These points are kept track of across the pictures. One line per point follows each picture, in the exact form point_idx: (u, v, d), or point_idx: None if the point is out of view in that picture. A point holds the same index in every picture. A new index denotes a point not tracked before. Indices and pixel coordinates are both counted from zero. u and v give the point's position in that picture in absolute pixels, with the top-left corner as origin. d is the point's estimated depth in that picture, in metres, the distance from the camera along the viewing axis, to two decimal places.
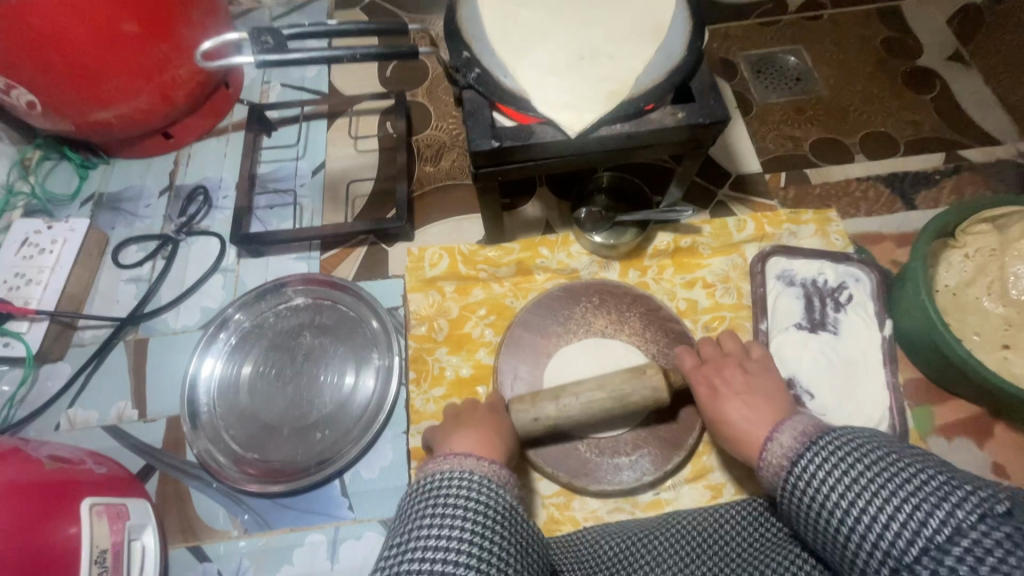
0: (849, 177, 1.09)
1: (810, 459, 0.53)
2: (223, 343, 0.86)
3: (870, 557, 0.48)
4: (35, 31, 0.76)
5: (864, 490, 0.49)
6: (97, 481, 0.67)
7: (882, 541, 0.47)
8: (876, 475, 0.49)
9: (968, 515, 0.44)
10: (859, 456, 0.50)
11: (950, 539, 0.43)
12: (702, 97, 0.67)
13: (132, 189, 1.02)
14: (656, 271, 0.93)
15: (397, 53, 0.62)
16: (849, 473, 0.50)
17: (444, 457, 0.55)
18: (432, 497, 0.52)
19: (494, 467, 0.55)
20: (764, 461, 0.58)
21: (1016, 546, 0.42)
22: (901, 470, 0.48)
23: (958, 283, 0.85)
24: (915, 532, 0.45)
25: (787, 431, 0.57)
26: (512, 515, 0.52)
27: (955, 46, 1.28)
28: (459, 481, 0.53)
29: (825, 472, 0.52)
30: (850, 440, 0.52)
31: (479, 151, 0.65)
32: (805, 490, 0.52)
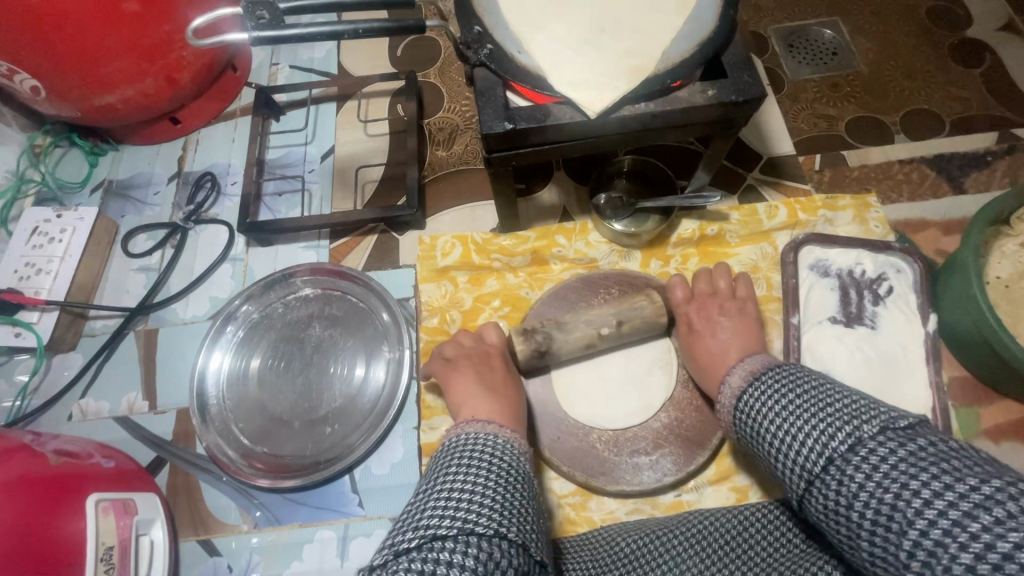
0: (891, 159, 1.01)
1: (750, 388, 0.56)
2: (232, 335, 0.84)
3: (791, 474, 0.49)
4: (36, 13, 0.73)
5: (788, 412, 0.51)
6: (104, 476, 0.66)
7: (797, 456, 0.48)
8: (802, 402, 0.51)
9: (872, 428, 0.45)
10: (793, 388, 0.53)
11: (853, 450, 0.45)
12: (735, 72, 0.61)
13: (140, 176, 1.01)
14: (680, 261, 0.87)
15: (403, 28, 0.58)
16: (781, 401, 0.53)
17: (473, 421, 0.57)
18: (461, 451, 0.52)
19: (513, 436, 0.55)
20: (719, 401, 0.61)
21: (911, 456, 0.42)
22: (826, 394, 0.50)
23: (1011, 274, 0.78)
24: (823, 445, 0.46)
25: (738, 372, 0.59)
26: (531, 483, 0.51)
27: (1010, 15, 1.18)
28: (485, 441, 0.53)
29: (762, 401, 0.54)
30: (792, 374, 0.54)
31: (492, 135, 0.60)
32: (745, 418, 0.55)
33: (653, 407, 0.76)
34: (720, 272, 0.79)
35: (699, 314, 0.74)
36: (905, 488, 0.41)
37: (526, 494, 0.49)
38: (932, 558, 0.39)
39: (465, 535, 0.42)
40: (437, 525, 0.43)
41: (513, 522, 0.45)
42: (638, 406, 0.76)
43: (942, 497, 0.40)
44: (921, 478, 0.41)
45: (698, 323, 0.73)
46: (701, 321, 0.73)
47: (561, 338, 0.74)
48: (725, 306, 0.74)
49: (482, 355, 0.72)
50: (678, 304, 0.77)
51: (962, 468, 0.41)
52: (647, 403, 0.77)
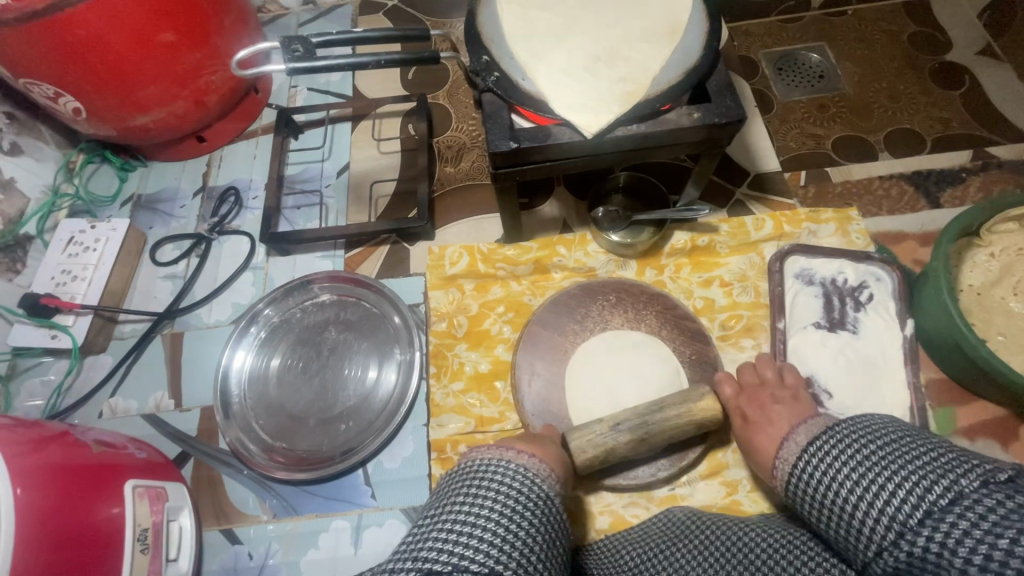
0: (872, 176, 1.07)
1: (822, 440, 0.58)
2: (254, 336, 0.89)
3: (876, 526, 0.49)
4: (84, 43, 0.80)
5: (872, 465, 0.52)
6: (139, 466, 0.72)
7: (887, 508, 0.49)
8: (884, 457, 0.52)
9: (972, 482, 0.45)
10: (873, 441, 0.54)
11: (953, 501, 0.45)
12: (718, 97, 0.68)
13: (167, 190, 1.08)
14: (673, 270, 0.93)
15: (420, 58, 0.65)
16: (861, 454, 0.54)
17: (489, 445, 0.59)
18: (472, 477, 0.56)
19: (534, 460, 0.58)
20: (783, 452, 0.62)
21: (1021, 509, 0.42)
22: (914, 447, 0.51)
23: (983, 282, 0.84)
24: (920, 496, 0.47)
25: (802, 431, 0.62)
26: (541, 506, 0.54)
27: (985, 40, 1.26)
28: (501, 469, 0.56)
29: (839, 453, 0.56)
30: (865, 429, 0.56)
31: (498, 152, 0.67)
32: (819, 470, 0.57)
33: (669, 444, 0.79)
34: (765, 362, 0.79)
35: (751, 405, 0.74)
36: (1021, 537, 0.41)
37: (537, 521, 0.53)
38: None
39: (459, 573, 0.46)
40: (434, 561, 0.47)
41: (511, 556, 0.49)
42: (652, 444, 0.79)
43: None
44: None
45: (751, 414, 0.73)
46: (755, 410, 0.72)
47: None
48: (777, 395, 0.74)
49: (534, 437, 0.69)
50: (729, 397, 0.77)
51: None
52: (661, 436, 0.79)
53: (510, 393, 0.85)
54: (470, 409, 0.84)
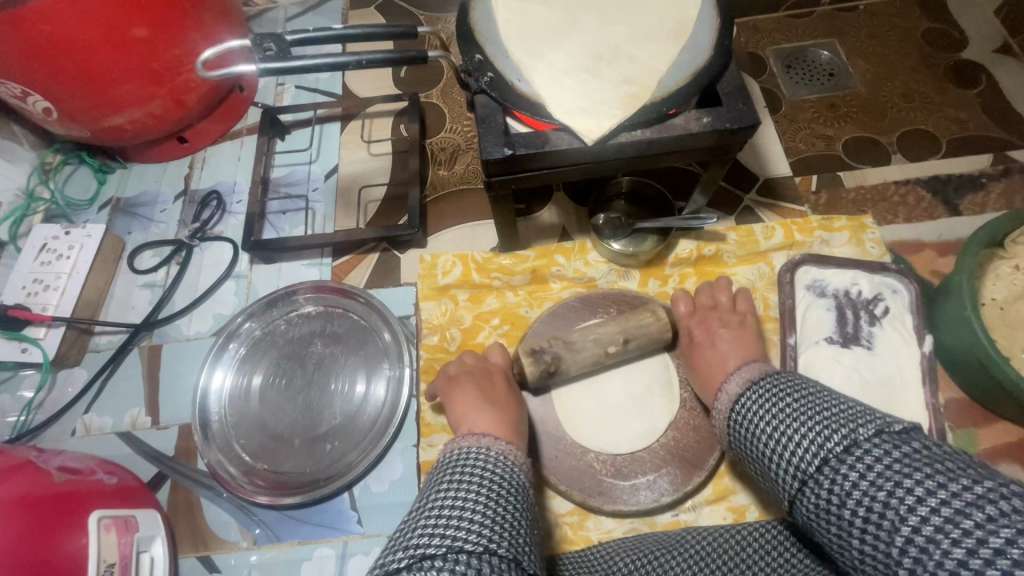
0: (887, 181, 1.02)
1: (747, 394, 0.57)
2: (233, 353, 0.85)
3: (785, 476, 0.50)
4: (49, 38, 0.75)
5: (785, 417, 0.52)
6: (106, 493, 0.67)
7: (793, 458, 0.49)
8: (797, 407, 0.52)
9: (868, 432, 0.46)
10: (790, 392, 0.54)
11: (849, 451, 0.45)
12: (729, 101, 0.63)
13: (147, 194, 1.03)
14: (678, 280, 0.88)
15: (406, 58, 0.60)
16: (777, 404, 0.54)
17: (466, 434, 0.57)
18: (458, 464, 0.53)
19: (509, 447, 0.56)
20: (715, 406, 0.61)
21: (906, 457, 0.43)
22: (825, 398, 0.51)
23: (1006, 296, 0.79)
24: (818, 446, 0.47)
25: (735, 380, 0.60)
26: (522, 493, 0.52)
27: (1003, 37, 1.20)
28: (479, 454, 0.54)
29: (760, 405, 0.55)
30: (785, 380, 0.55)
31: (492, 160, 0.62)
32: (740, 423, 0.56)
33: (657, 431, 0.76)
34: (720, 286, 0.81)
35: (699, 325, 0.75)
36: (900, 486, 0.42)
37: (520, 510, 0.49)
38: (922, 555, 0.39)
39: (455, 554, 0.43)
40: (426, 545, 0.44)
41: (504, 536, 0.45)
42: (641, 432, 0.76)
43: (936, 496, 0.40)
44: (918, 476, 0.42)
45: (698, 336, 0.74)
46: (701, 331, 0.74)
47: (571, 354, 0.74)
48: (725, 319, 0.75)
49: (484, 371, 0.73)
50: (681, 315, 0.78)
51: (957, 468, 0.42)
52: (651, 428, 0.77)
53: None
54: None
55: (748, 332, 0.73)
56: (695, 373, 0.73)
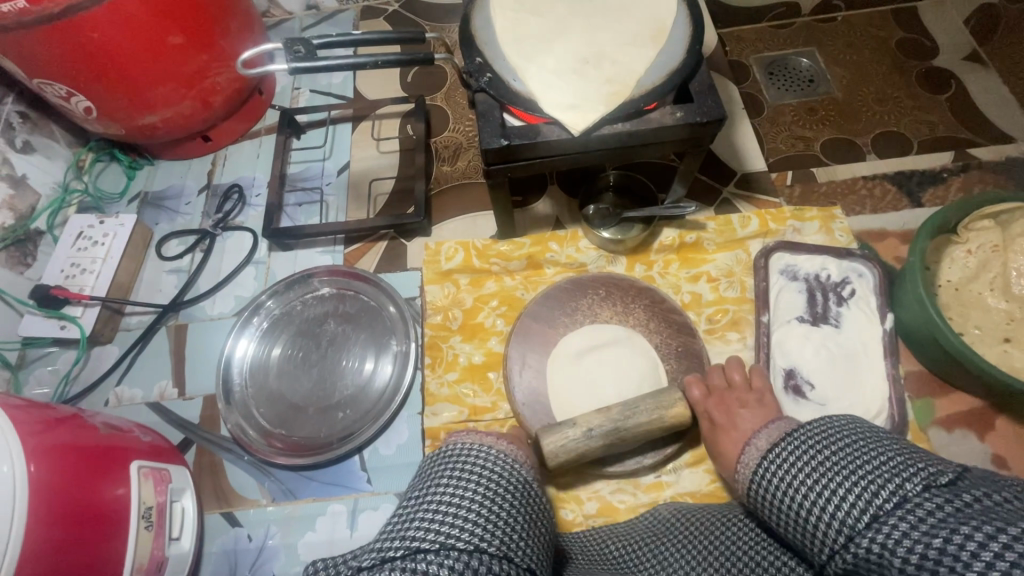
0: (857, 176, 1.10)
1: (780, 446, 0.60)
2: (256, 327, 0.93)
3: (828, 529, 0.51)
4: (97, 44, 0.84)
5: (824, 469, 0.54)
6: (142, 449, 0.75)
7: (837, 513, 0.50)
8: (835, 460, 0.54)
9: (915, 486, 0.47)
10: (825, 445, 0.56)
11: (897, 503, 0.47)
12: (700, 98, 0.71)
13: (173, 188, 1.11)
14: (662, 265, 0.96)
15: (415, 59, 0.68)
16: (815, 459, 0.56)
17: (467, 432, 0.63)
18: (454, 459, 0.59)
19: (509, 445, 0.61)
20: (744, 457, 0.64)
21: (959, 510, 0.44)
22: (863, 450, 0.53)
23: (960, 278, 0.86)
24: (866, 499, 0.49)
25: (764, 435, 0.63)
26: (522, 488, 0.58)
27: (970, 45, 1.29)
28: (476, 451, 0.60)
29: (796, 457, 0.57)
30: (821, 433, 0.58)
31: (490, 149, 0.70)
32: (776, 476, 0.58)
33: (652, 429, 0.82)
34: (733, 365, 0.82)
35: (719, 409, 0.76)
36: (955, 535, 0.42)
37: (512, 505, 0.55)
38: None
39: (446, 549, 0.48)
40: (421, 537, 0.49)
41: (496, 536, 0.51)
42: None
43: (995, 542, 0.41)
44: (970, 527, 0.42)
45: (719, 418, 0.76)
46: (722, 415, 0.76)
47: None
48: (744, 399, 0.77)
49: (505, 437, 0.74)
50: (698, 400, 0.79)
51: (1007, 517, 0.42)
52: None
53: (503, 383, 0.88)
54: (464, 398, 0.87)
55: (766, 411, 0.76)
56: (716, 449, 0.76)
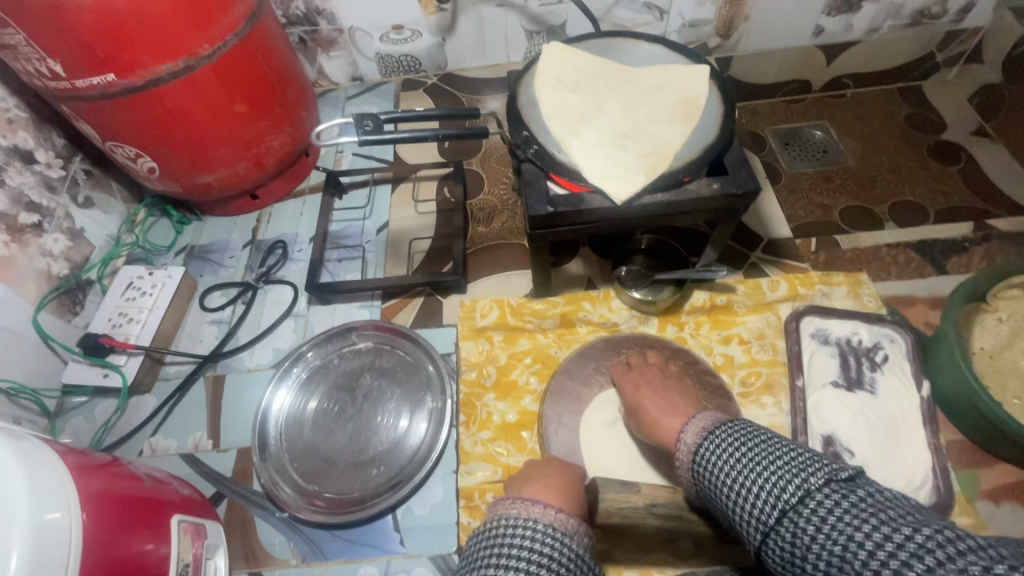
0: (879, 243, 1.14)
1: (708, 441, 0.62)
2: (295, 377, 0.94)
3: (749, 525, 0.54)
4: (169, 112, 0.91)
5: (739, 464, 0.57)
6: (179, 501, 0.75)
7: (755, 507, 0.53)
8: (752, 454, 0.56)
9: (818, 481, 0.50)
10: (743, 440, 0.58)
11: (803, 501, 0.49)
12: (735, 170, 0.76)
13: (219, 242, 1.16)
14: (693, 326, 0.98)
15: (469, 133, 0.74)
16: (735, 451, 0.58)
17: (514, 501, 0.56)
18: (501, 537, 0.53)
19: (559, 516, 0.55)
20: (679, 454, 0.66)
21: (854, 507, 0.47)
22: (772, 446, 0.56)
23: (994, 346, 0.87)
24: (776, 497, 0.51)
25: (693, 428, 0.65)
26: (577, 570, 0.52)
27: (978, 121, 1.35)
28: (526, 527, 0.53)
29: (717, 451, 0.60)
30: (741, 430, 0.60)
31: (536, 215, 0.74)
32: (703, 471, 0.61)
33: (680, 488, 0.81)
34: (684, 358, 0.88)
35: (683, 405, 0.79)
36: (850, 539, 0.45)
37: None
38: None
39: None
40: None
41: None
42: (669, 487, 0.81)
43: (884, 548, 0.44)
44: (864, 528, 0.45)
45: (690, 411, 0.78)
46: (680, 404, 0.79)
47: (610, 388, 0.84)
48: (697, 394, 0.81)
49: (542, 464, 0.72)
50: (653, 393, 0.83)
51: (898, 517, 0.45)
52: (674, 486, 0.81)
53: (537, 443, 0.87)
54: (498, 457, 0.87)
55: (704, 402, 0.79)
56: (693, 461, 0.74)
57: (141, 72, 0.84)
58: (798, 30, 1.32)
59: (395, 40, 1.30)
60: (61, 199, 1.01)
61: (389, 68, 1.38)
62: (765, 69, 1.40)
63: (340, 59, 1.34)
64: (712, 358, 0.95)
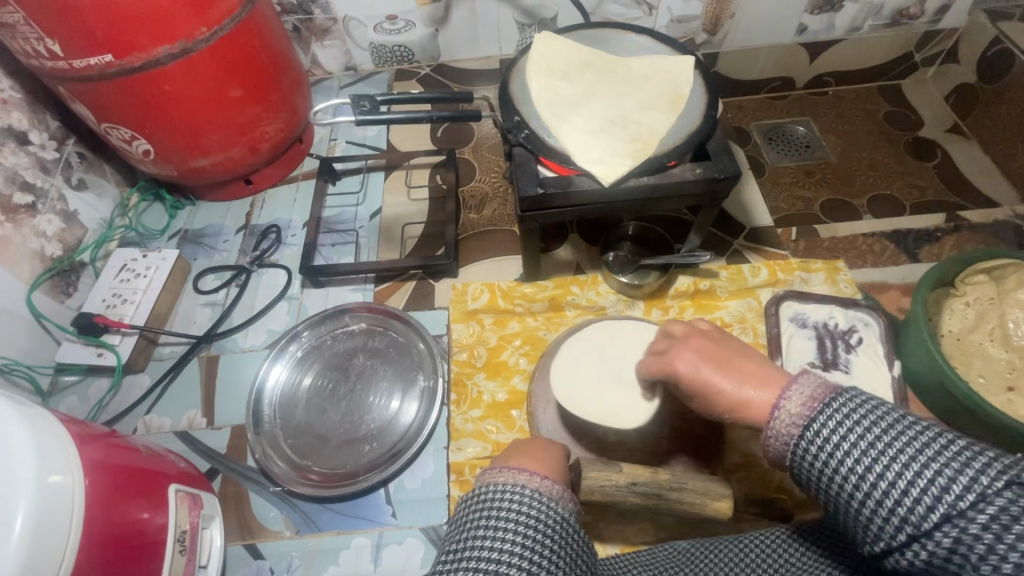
0: (857, 233, 1.18)
1: (819, 419, 0.46)
2: (290, 356, 0.96)
3: (884, 526, 0.41)
4: (165, 94, 0.92)
5: (872, 452, 0.42)
6: (176, 473, 0.76)
7: (898, 507, 0.40)
8: (892, 438, 0.42)
9: (999, 481, 0.37)
10: (876, 422, 0.43)
11: (976, 506, 0.37)
12: (717, 156, 0.79)
13: (213, 227, 1.18)
14: (677, 310, 1.01)
15: (462, 116, 0.76)
16: (866, 436, 0.43)
17: (501, 469, 0.58)
18: (491, 501, 0.55)
19: (545, 482, 0.57)
20: (770, 430, 0.49)
21: None
22: (924, 435, 0.41)
23: (961, 329, 0.92)
24: (937, 498, 0.39)
25: (795, 397, 0.48)
26: (562, 531, 0.54)
27: (952, 120, 1.40)
28: (509, 495, 0.55)
29: (836, 435, 0.44)
30: (866, 406, 0.45)
31: (526, 197, 0.77)
32: (811, 455, 0.46)
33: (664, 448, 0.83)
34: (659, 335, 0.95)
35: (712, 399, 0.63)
36: None
37: (557, 550, 0.52)
38: None
39: None
40: None
41: None
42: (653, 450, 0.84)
43: None
44: None
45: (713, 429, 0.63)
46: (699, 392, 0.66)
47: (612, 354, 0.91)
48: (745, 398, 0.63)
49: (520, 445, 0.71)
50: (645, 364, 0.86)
51: None
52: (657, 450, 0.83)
53: (526, 420, 0.90)
54: (487, 434, 0.89)
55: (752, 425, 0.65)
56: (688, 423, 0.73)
57: (137, 53, 0.86)
58: (782, 27, 1.35)
59: (389, 30, 1.32)
60: (55, 181, 1.02)
61: (383, 58, 1.40)
62: (751, 66, 1.44)
63: (334, 48, 1.36)
64: None
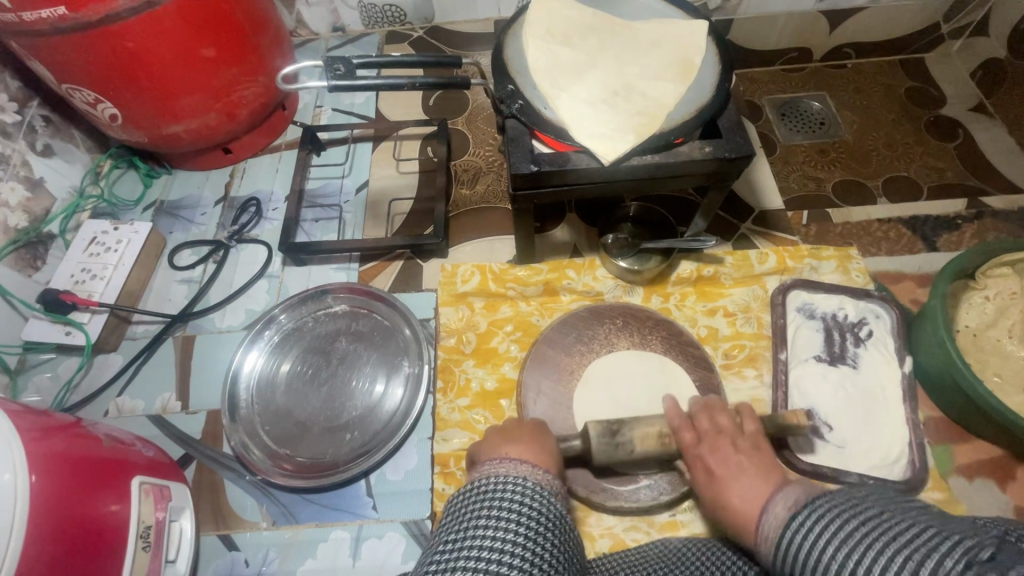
0: (871, 218, 1.12)
1: (800, 517, 0.50)
2: (267, 340, 0.91)
3: None
4: (129, 52, 0.84)
5: (847, 542, 0.45)
6: (143, 463, 0.72)
7: None
8: (866, 529, 0.45)
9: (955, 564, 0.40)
10: (850, 516, 0.47)
11: None
12: (728, 134, 0.72)
13: (190, 198, 1.11)
14: (678, 298, 0.96)
15: (450, 83, 0.69)
16: (843, 526, 0.46)
17: (495, 460, 0.55)
18: (474, 501, 0.51)
19: (540, 473, 0.54)
20: (759, 533, 0.54)
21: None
22: (894, 527, 0.44)
23: (978, 324, 0.86)
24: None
25: (779, 505, 0.53)
26: (558, 523, 0.51)
27: (978, 97, 1.32)
28: (500, 485, 0.52)
29: (815, 529, 0.48)
30: (841, 503, 0.49)
31: (519, 174, 0.70)
32: (794, 549, 0.49)
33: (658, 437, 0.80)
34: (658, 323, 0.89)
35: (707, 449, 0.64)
36: None
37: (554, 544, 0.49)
38: None
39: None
40: None
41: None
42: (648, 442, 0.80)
43: None
44: None
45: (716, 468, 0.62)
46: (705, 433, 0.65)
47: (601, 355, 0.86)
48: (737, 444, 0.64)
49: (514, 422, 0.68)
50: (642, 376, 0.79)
51: None
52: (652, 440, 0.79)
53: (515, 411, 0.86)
54: (475, 424, 0.85)
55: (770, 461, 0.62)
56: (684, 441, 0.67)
57: (95, 5, 0.77)
58: None
59: None
60: (17, 146, 0.95)
61: (373, 19, 1.31)
62: (766, 35, 1.35)
63: (319, 7, 1.26)
64: (696, 330, 0.93)
